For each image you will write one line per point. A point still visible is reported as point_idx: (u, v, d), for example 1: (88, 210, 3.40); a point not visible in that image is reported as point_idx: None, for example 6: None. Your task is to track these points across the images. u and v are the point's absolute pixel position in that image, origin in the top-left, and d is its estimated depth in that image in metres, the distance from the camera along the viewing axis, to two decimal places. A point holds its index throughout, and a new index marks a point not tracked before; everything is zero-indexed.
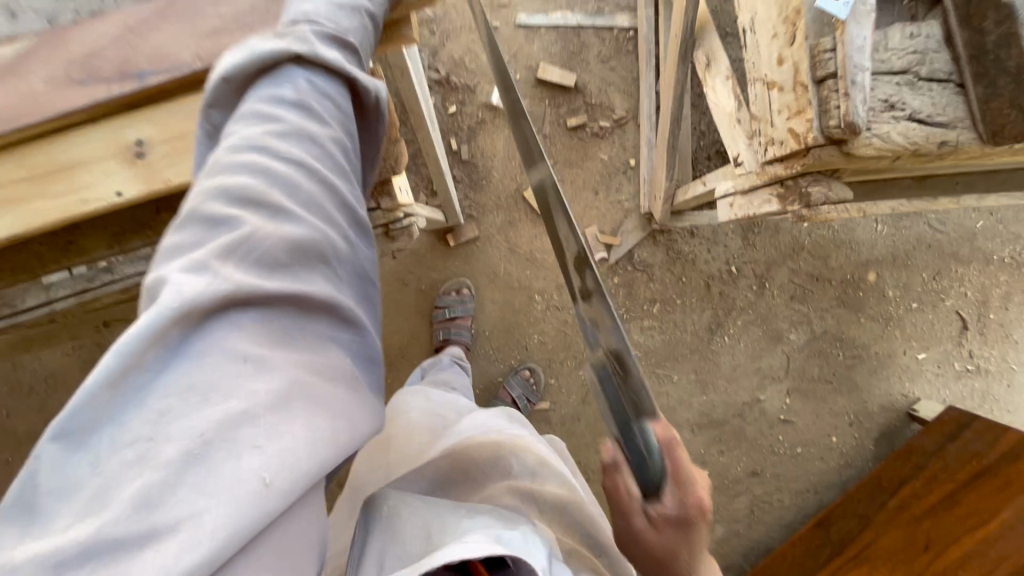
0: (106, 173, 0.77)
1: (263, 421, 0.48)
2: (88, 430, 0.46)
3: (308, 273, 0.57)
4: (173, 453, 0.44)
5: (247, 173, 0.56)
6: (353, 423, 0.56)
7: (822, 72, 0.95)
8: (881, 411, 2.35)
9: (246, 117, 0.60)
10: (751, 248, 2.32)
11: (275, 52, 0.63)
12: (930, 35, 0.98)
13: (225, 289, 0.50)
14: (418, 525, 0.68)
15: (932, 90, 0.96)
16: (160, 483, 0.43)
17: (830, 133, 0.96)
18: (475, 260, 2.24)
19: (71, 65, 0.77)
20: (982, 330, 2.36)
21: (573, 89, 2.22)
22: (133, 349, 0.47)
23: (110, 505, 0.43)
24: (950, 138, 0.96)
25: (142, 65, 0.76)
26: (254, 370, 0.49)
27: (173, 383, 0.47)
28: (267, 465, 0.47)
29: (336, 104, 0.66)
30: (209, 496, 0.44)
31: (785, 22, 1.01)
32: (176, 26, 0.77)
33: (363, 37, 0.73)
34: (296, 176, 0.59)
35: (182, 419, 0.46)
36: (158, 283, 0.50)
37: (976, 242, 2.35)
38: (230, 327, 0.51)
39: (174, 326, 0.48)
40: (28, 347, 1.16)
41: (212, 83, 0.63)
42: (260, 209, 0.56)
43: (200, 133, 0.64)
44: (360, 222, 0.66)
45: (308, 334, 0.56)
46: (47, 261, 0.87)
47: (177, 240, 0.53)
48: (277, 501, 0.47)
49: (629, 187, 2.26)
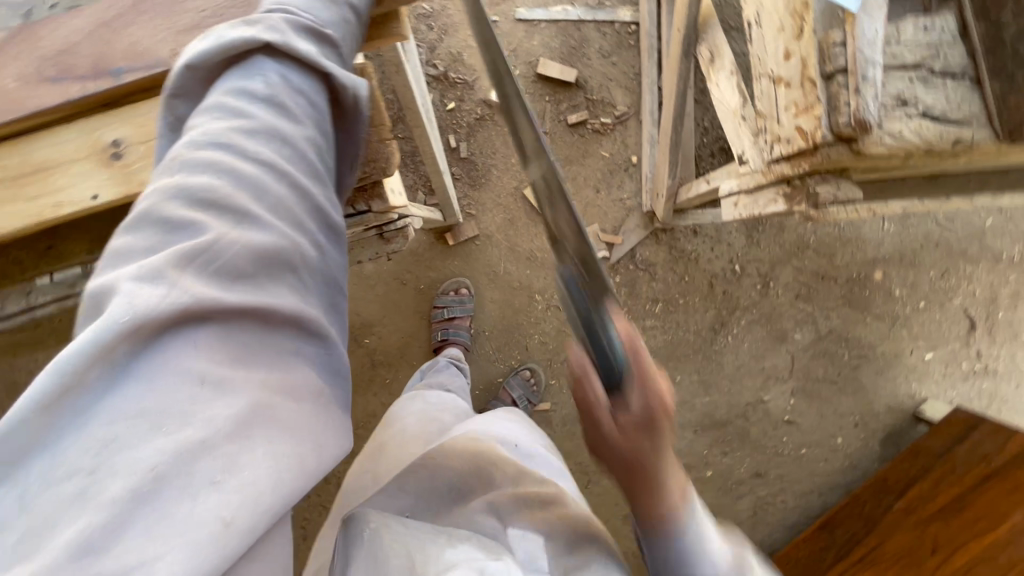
0: (81, 175, 0.74)
1: (220, 453, 0.44)
2: (21, 462, 0.41)
3: (273, 284, 0.54)
4: (119, 491, 0.40)
5: (209, 175, 0.53)
6: (321, 446, 0.52)
7: (831, 67, 0.91)
8: (887, 412, 2.31)
9: (210, 113, 0.58)
10: (755, 246, 2.27)
11: (243, 39, 0.61)
12: (944, 28, 0.94)
13: (181, 302, 0.47)
14: (401, 553, 0.63)
15: (946, 86, 0.92)
16: (103, 527, 0.39)
17: (839, 130, 0.91)
18: (474, 259, 2.21)
19: (44, 61, 0.74)
20: (991, 329, 2.32)
21: (574, 84, 2.18)
22: (77, 367, 0.43)
23: (45, 551, 0.38)
24: (963, 137, 0.91)
25: (118, 62, 0.73)
26: (210, 390, 0.46)
27: (120, 407, 0.43)
28: (227, 503, 0.43)
29: (310, 101, 0.63)
30: (163, 541, 0.40)
31: (792, 15, 0.97)
32: (154, 20, 0.74)
33: (345, 31, 0.71)
34: (263, 177, 0.56)
35: (130, 451, 0.42)
36: (106, 292, 0.46)
37: (986, 240, 2.31)
38: (185, 345, 0.47)
39: (124, 341, 0.44)
40: (14, 350, 1.13)
41: (177, 70, 0.61)
42: (223, 215, 0.53)
43: (161, 125, 0.62)
44: (333, 226, 0.63)
45: (271, 350, 0.52)
46: (27, 268, 0.84)
47: (127, 246, 0.50)
48: (241, 542, 0.43)
49: (631, 185, 2.22)
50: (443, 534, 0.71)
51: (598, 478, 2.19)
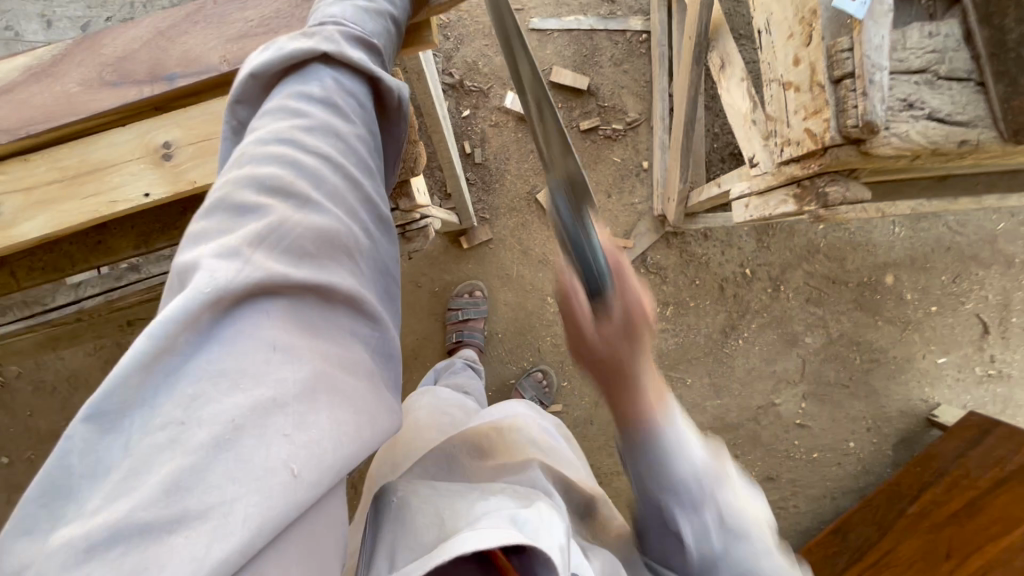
0: (133, 175, 0.79)
1: (291, 410, 0.48)
2: (117, 414, 0.45)
3: (332, 264, 0.58)
4: (206, 437, 0.45)
5: (275, 166, 0.58)
6: (376, 418, 0.56)
7: (839, 72, 0.95)
8: (899, 416, 2.31)
9: (274, 112, 0.63)
10: (766, 250, 2.30)
11: (302, 50, 0.66)
12: (949, 34, 0.97)
13: (255, 276, 0.52)
14: (429, 514, 0.67)
15: (952, 89, 0.95)
16: (191, 467, 0.43)
17: (847, 132, 0.95)
18: (488, 262, 2.25)
19: (103, 67, 0.80)
20: (1004, 334, 2.32)
21: (586, 92, 2.23)
22: (167, 331, 0.48)
23: (142, 488, 0.43)
24: (969, 137, 0.95)
25: (171, 69, 0.79)
26: (281, 357, 0.50)
27: (205, 367, 0.48)
28: (295, 456, 0.47)
29: (359, 102, 0.69)
30: (239, 484, 0.44)
31: (801, 23, 1.01)
32: (204, 30, 0.80)
33: (386, 41, 0.76)
34: (321, 168, 0.61)
35: (214, 403, 0.46)
36: (191, 268, 0.51)
37: (997, 244, 2.31)
38: (260, 315, 0.52)
39: (207, 309, 0.49)
40: (55, 344, 1.19)
41: (240, 81, 0.66)
42: (289, 200, 0.57)
43: (226, 129, 0.66)
44: (381, 217, 0.68)
45: (331, 326, 0.57)
46: (76, 260, 0.89)
47: (205, 227, 0.55)
48: (307, 492, 0.47)
49: (642, 190, 2.26)
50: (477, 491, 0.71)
51: (610, 479, 2.21)
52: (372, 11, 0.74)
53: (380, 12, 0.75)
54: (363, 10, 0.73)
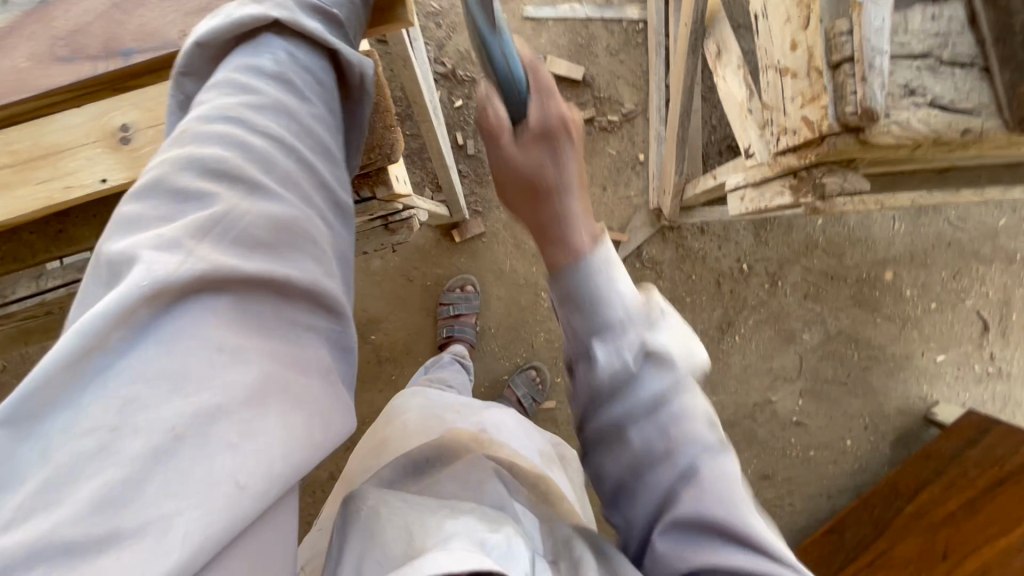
0: (92, 159, 0.75)
1: (237, 417, 0.46)
2: (46, 417, 0.43)
3: (289, 255, 0.55)
4: (141, 447, 0.42)
5: (222, 147, 0.54)
6: (327, 418, 0.54)
7: (838, 56, 0.91)
8: (897, 414, 2.28)
9: (222, 87, 0.59)
10: (763, 245, 2.26)
11: (252, 18, 0.61)
12: (953, 17, 0.93)
13: (197, 270, 0.48)
14: (399, 526, 0.65)
15: (955, 75, 0.91)
16: (123, 480, 0.41)
17: (845, 120, 0.91)
18: (480, 256, 2.21)
19: (54, 40, 0.74)
20: (1004, 331, 2.28)
21: (581, 82, 2.18)
22: (97, 330, 0.44)
23: (67, 500, 0.40)
24: (972, 125, 0.91)
25: (127, 43, 0.73)
26: (225, 358, 0.47)
27: (140, 367, 0.44)
28: (241, 468, 0.45)
29: (317, 79, 0.64)
30: (177, 497, 0.42)
31: (799, 5, 0.97)
32: (164, 3, 0.74)
33: (349, 13, 0.71)
34: (273, 150, 0.57)
35: (151, 409, 0.43)
36: (125, 260, 0.47)
37: (999, 240, 2.27)
38: (203, 312, 0.48)
39: (144, 307, 0.46)
40: (26, 337, 1.15)
41: (185, 54, 0.61)
42: (237, 185, 0.53)
43: (171, 102, 0.62)
44: (340, 204, 0.64)
45: (282, 321, 0.53)
46: (38, 250, 0.85)
47: (139, 211, 0.50)
48: (253, 505, 0.45)
49: (638, 182, 2.21)
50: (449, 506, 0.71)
51: None
52: None
53: None
54: None
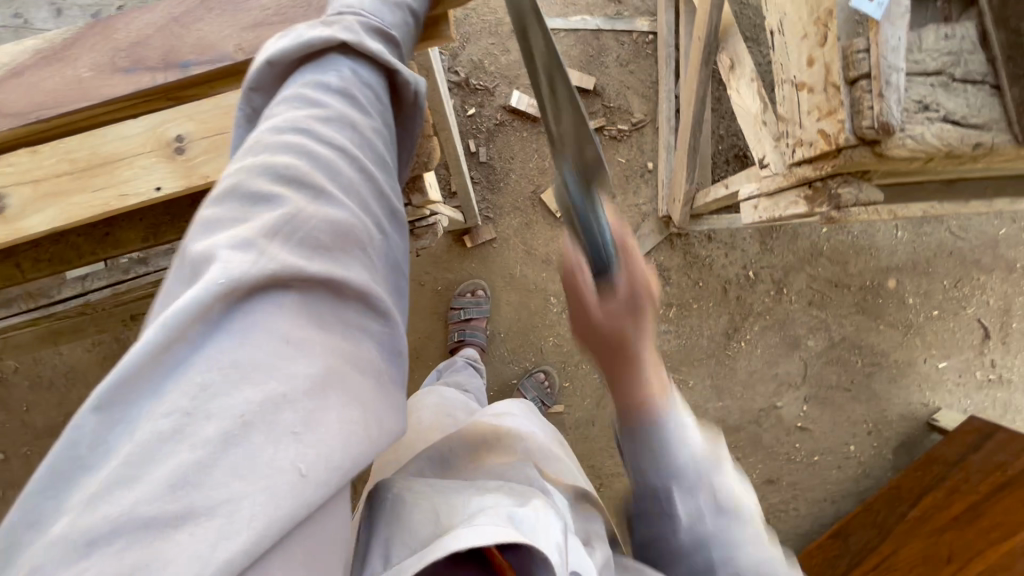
0: (144, 168, 0.80)
1: (300, 408, 0.47)
2: (127, 403, 0.45)
3: (347, 257, 0.57)
4: (213, 431, 0.43)
5: (292, 155, 0.58)
6: (382, 417, 0.54)
7: (855, 72, 0.95)
8: (900, 420, 2.31)
9: (291, 100, 0.62)
10: (769, 253, 2.30)
11: (321, 39, 0.65)
12: (965, 36, 0.97)
13: (269, 268, 0.51)
14: (426, 510, 0.64)
15: (967, 91, 0.95)
16: (195, 462, 0.42)
17: (862, 133, 0.95)
18: (491, 262, 2.25)
19: (113, 52, 0.76)
20: (1004, 339, 2.32)
21: (592, 92, 2.22)
22: (178, 322, 0.47)
23: (143, 479, 0.41)
24: (984, 140, 0.95)
25: (185, 56, 0.76)
26: (294, 351, 0.49)
27: (215, 357, 0.47)
28: (303, 455, 0.46)
29: (376, 94, 0.68)
30: (246, 482, 0.43)
31: (816, 23, 1.01)
32: (218, 17, 0.77)
33: (404, 34, 0.74)
34: (337, 159, 0.60)
35: (222, 397, 0.45)
36: (206, 257, 0.50)
37: (999, 249, 2.32)
38: (271, 307, 0.51)
39: (220, 300, 0.48)
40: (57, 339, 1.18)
41: (257, 69, 0.65)
42: (305, 192, 0.56)
43: (240, 115, 0.65)
44: (393, 213, 0.66)
45: (341, 320, 0.55)
46: (84, 253, 0.87)
47: (216, 215, 0.54)
48: (315, 492, 0.45)
49: (647, 190, 2.26)
50: (476, 487, 0.69)
51: (611, 481, 2.20)
52: (391, 4, 0.73)
53: (399, 4, 0.74)
54: (383, 2, 0.72)
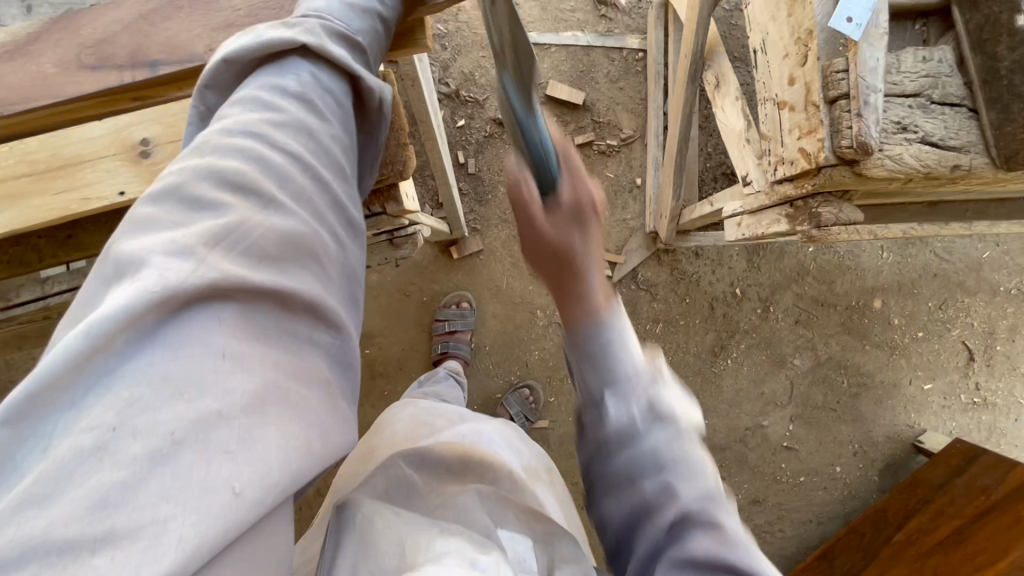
0: (109, 171, 0.78)
1: (236, 424, 0.46)
2: (45, 416, 0.43)
3: (294, 268, 0.56)
4: (139, 451, 0.42)
5: (241, 159, 0.57)
6: (327, 433, 0.53)
7: (834, 92, 0.95)
8: (885, 441, 2.30)
9: (247, 104, 0.61)
10: (756, 270, 2.30)
11: (280, 41, 0.64)
12: (942, 59, 0.97)
13: (209, 277, 0.49)
14: (393, 542, 0.62)
15: (945, 114, 0.95)
16: (122, 481, 0.41)
17: (841, 153, 0.95)
18: (478, 274, 2.23)
19: (79, 48, 0.74)
20: (988, 362, 2.33)
21: (582, 107, 2.23)
22: (102, 334, 0.44)
23: (65, 499, 0.40)
24: (962, 162, 0.95)
25: (154, 54, 0.74)
26: (230, 367, 0.48)
27: (143, 371, 0.45)
28: (238, 473, 0.44)
29: (338, 101, 0.68)
30: (175, 503, 0.41)
31: (798, 43, 1.02)
32: (188, 15, 0.75)
33: (371, 40, 0.73)
34: (292, 166, 0.59)
35: (151, 413, 0.43)
36: (137, 263, 0.48)
37: (983, 272, 2.34)
38: (209, 318, 0.49)
39: (150, 310, 0.46)
40: (19, 343, 1.15)
41: (214, 68, 0.64)
42: (253, 198, 0.55)
43: (192, 113, 0.65)
44: (350, 221, 0.66)
45: (287, 334, 0.54)
46: (45, 255, 0.85)
47: (149, 213, 0.52)
48: (250, 512, 0.44)
49: (635, 206, 2.26)
50: (437, 524, 0.67)
51: None
52: (359, 10, 0.72)
53: (367, 9, 0.73)
54: (351, 8, 0.71)
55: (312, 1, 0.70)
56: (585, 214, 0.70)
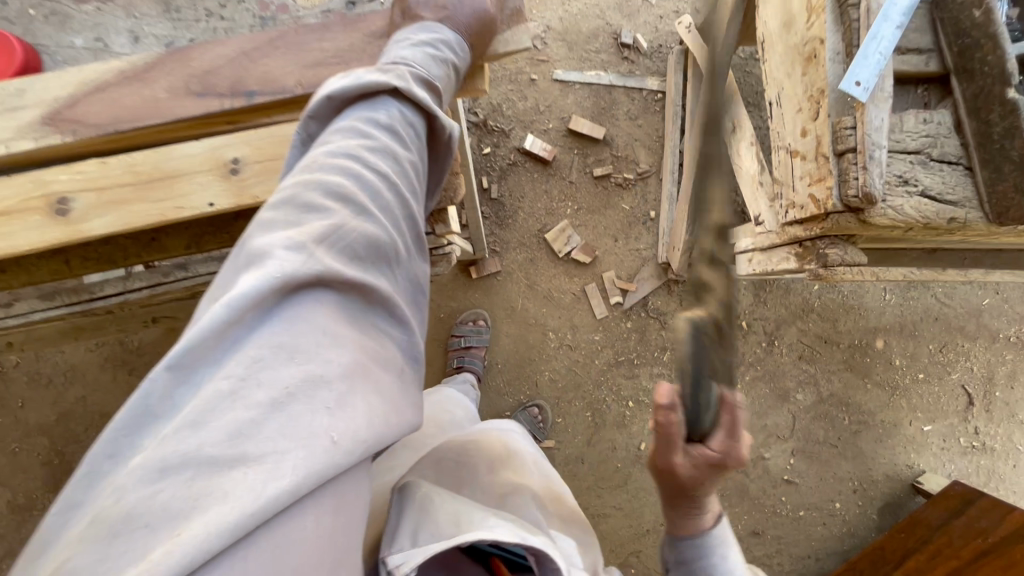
0: (203, 185, 0.84)
1: (335, 388, 0.56)
2: (189, 368, 0.53)
3: (376, 270, 0.67)
4: (264, 397, 0.52)
5: (341, 175, 0.67)
6: (397, 407, 0.64)
7: (843, 146, 1.05)
8: (885, 480, 2.35)
9: (345, 131, 0.73)
10: (762, 305, 2.38)
11: (376, 82, 0.75)
12: (941, 121, 1.07)
13: (317, 269, 0.59)
14: (450, 510, 0.71)
15: (943, 171, 1.05)
16: (251, 421, 0.51)
17: (847, 201, 1.05)
18: (494, 293, 2.32)
19: (188, 78, 0.85)
20: (987, 407, 2.39)
21: (602, 141, 2.35)
22: (236, 306, 0.54)
23: (208, 430, 0.50)
24: (958, 215, 1.05)
25: (250, 86, 0.85)
26: (331, 342, 0.59)
27: (267, 338, 0.55)
28: (335, 426, 0.54)
29: (417, 133, 0.79)
30: (289, 441, 0.51)
31: (809, 99, 1.14)
32: (283, 54, 0.86)
33: (447, 84, 0.85)
34: (379, 185, 0.71)
35: (273, 371, 0.54)
36: (265, 251, 0.59)
37: (983, 318, 2.41)
38: (316, 302, 0.60)
39: (274, 289, 0.56)
40: (77, 335, 1.24)
41: (318, 99, 0.75)
42: (350, 208, 0.66)
43: (296, 138, 0.76)
44: (419, 237, 0.78)
45: (370, 324, 0.66)
46: (131, 254, 0.96)
47: (271, 217, 0.63)
48: (343, 458, 0.54)
49: (648, 237, 2.36)
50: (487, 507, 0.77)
51: (596, 521, 2.22)
52: (438, 59, 0.83)
53: (445, 60, 0.84)
54: (431, 57, 0.82)
55: (397, 49, 0.81)
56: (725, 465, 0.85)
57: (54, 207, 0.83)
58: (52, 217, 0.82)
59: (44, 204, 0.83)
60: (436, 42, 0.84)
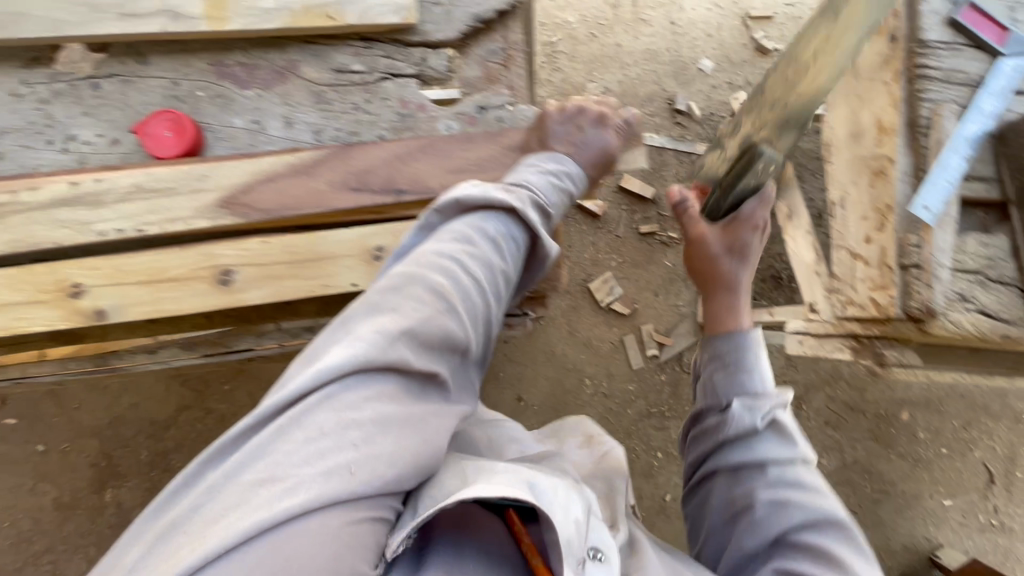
0: (348, 268, 0.93)
1: (374, 447, 0.58)
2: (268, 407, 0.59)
3: (443, 360, 0.70)
4: (306, 439, 0.56)
5: (435, 265, 0.74)
6: (433, 487, 0.63)
7: (907, 260, 1.16)
8: (903, 551, 2.38)
9: (453, 232, 0.79)
10: (793, 368, 2.45)
11: (495, 198, 0.83)
12: (1000, 245, 1.17)
13: (393, 344, 0.63)
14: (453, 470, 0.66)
15: (1001, 291, 1.14)
16: (292, 459, 0.55)
17: (909, 310, 1.15)
18: (536, 337, 2.41)
19: (347, 173, 0.92)
20: (1008, 487, 2.43)
21: (650, 199, 2.45)
22: (316, 362, 0.61)
23: (257, 459, 0.55)
24: (1016, 334, 1.12)
25: (401, 186, 0.93)
26: (389, 410, 0.61)
27: (334, 395, 0.59)
28: (355, 475, 0.56)
29: (517, 244, 0.84)
30: (315, 482, 0.54)
31: (875, 211, 1.22)
32: (431, 159, 0.94)
33: (559, 209, 0.92)
34: (464, 277, 0.75)
35: (327, 421, 0.57)
36: (354, 322, 0.65)
37: (1008, 399, 2.47)
38: (389, 373, 0.63)
39: (352, 353, 0.61)
40: None
41: (442, 201, 0.83)
42: (437, 294, 0.71)
43: (413, 229, 0.83)
44: (488, 332, 0.80)
45: (428, 402, 0.67)
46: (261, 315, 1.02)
47: (371, 293, 0.69)
48: (352, 509, 0.55)
49: (687, 295, 2.45)
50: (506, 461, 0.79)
51: None
52: (556, 186, 0.92)
53: (562, 187, 0.93)
54: (550, 184, 0.91)
55: (526, 174, 0.90)
56: (750, 213, 1.19)
57: (217, 277, 0.92)
58: (214, 287, 0.92)
59: (210, 274, 0.92)
60: (560, 175, 0.94)
